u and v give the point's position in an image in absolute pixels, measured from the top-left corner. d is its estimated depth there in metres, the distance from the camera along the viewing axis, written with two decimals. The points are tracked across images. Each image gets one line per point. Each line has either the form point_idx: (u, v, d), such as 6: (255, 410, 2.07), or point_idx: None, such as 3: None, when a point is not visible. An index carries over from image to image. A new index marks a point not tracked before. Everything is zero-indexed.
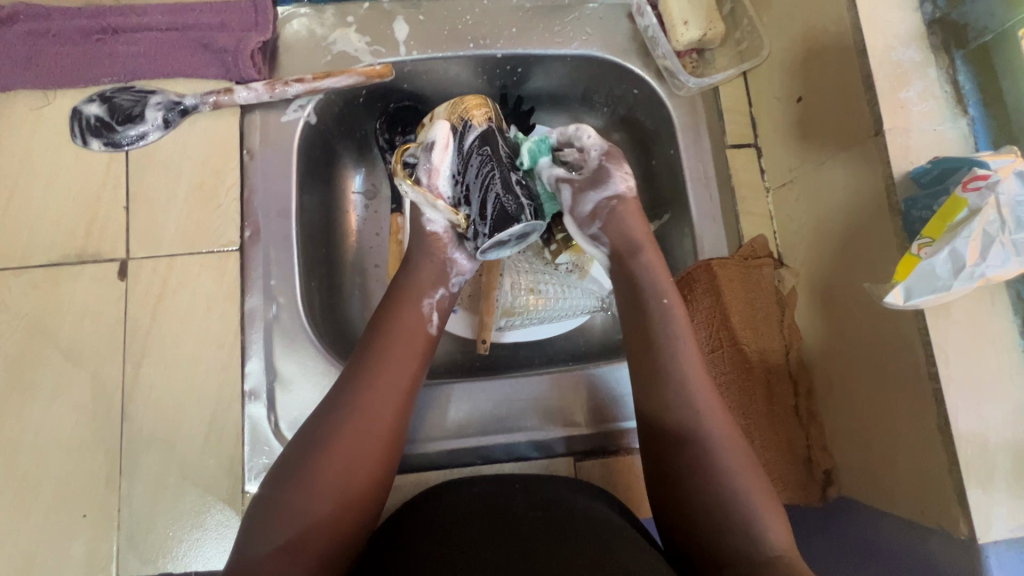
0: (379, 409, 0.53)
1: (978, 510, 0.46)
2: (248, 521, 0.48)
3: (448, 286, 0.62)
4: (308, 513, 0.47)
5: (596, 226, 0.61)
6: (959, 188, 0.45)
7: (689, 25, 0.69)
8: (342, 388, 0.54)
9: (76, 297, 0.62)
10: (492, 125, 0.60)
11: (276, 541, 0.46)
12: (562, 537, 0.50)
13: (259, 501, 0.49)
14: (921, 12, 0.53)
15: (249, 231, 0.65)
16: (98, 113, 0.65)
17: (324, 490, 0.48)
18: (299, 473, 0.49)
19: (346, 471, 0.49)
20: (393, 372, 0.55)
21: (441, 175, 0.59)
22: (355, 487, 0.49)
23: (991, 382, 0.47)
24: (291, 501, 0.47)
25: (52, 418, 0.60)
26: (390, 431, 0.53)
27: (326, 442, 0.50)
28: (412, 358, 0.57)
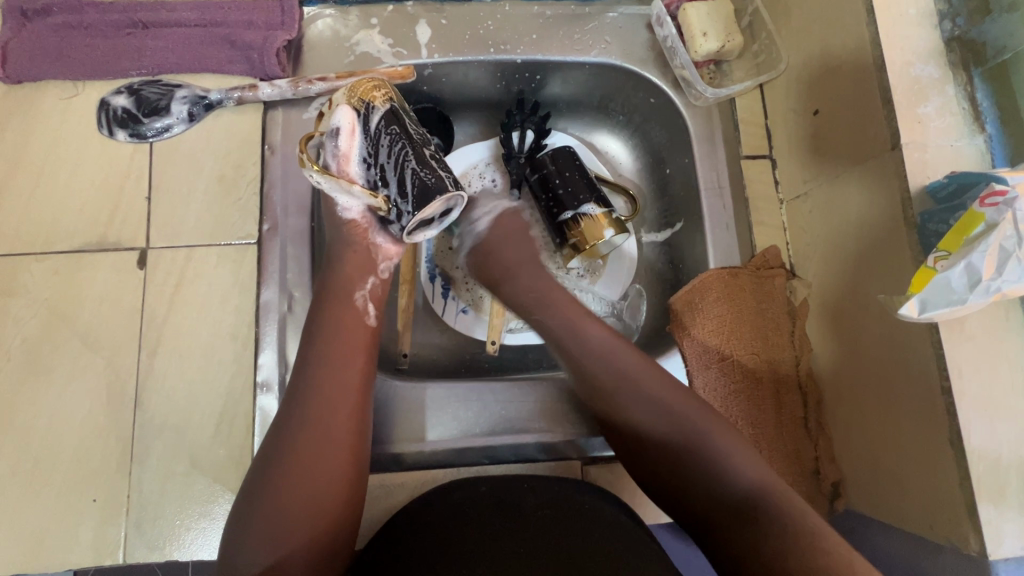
0: (334, 406, 0.52)
1: (989, 527, 0.45)
2: (231, 535, 0.49)
3: (377, 272, 0.60)
4: (287, 519, 0.48)
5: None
6: (977, 203, 0.45)
7: (708, 36, 0.70)
8: (300, 387, 0.53)
9: (95, 284, 0.63)
10: (397, 105, 0.54)
11: (264, 560, 0.47)
12: (554, 535, 0.51)
13: (239, 514, 0.49)
14: (940, 29, 0.53)
15: (267, 225, 0.65)
16: (125, 105, 0.67)
17: (297, 495, 0.49)
18: (265, 491, 0.49)
19: (317, 475, 0.49)
20: (343, 366, 0.54)
21: (351, 162, 0.54)
22: (330, 486, 0.50)
23: (1006, 399, 0.47)
24: (269, 510, 0.48)
25: (67, 402, 0.60)
26: (347, 433, 0.52)
27: (294, 445, 0.50)
28: (360, 351, 0.56)
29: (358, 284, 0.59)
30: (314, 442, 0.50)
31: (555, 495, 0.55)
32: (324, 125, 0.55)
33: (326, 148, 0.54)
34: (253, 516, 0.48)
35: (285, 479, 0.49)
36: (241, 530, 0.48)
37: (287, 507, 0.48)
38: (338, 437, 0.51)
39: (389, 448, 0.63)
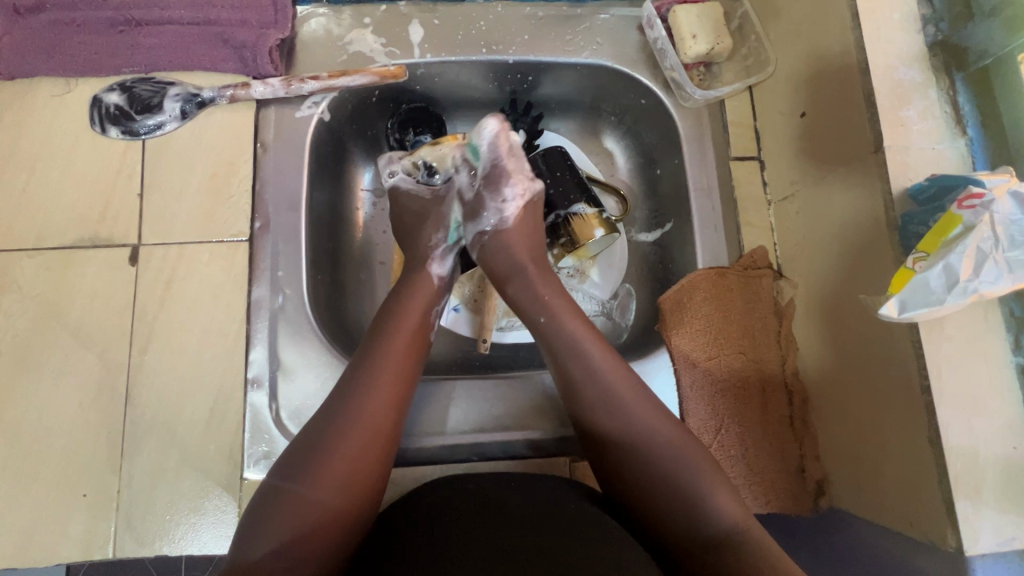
0: (379, 410, 0.53)
1: (965, 523, 0.46)
2: (249, 521, 0.48)
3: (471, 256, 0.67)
4: (311, 514, 0.47)
5: (488, 220, 0.65)
6: (955, 205, 0.46)
7: (697, 39, 0.71)
8: (344, 387, 0.54)
9: (87, 280, 0.63)
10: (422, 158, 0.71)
11: (271, 547, 0.46)
12: (549, 531, 0.51)
13: (260, 502, 0.48)
14: (923, 34, 0.54)
15: (259, 222, 0.66)
16: (118, 102, 0.67)
17: (326, 488, 0.48)
18: (302, 470, 0.49)
19: (352, 470, 0.50)
20: (392, 375, 0.55)
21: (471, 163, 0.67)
22: (361, 482, 0.50)
23: (983, 398, 0.48)
24: (294, 501, 0.48)
25: (59, 397, 0.61)
26: (386, 428, 0.53)
27: (331, 441, 0.50)
28: (406, 354, 0.58)
29: (430, 302, 0.62)
30: (355, 442, 0.51)
31: (543, 494, 0.55)
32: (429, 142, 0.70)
33: (439, 151, 0.69)
34: (273, 506, 0.48)
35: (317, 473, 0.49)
36: (261, 518, 0.47)
37: (316, 499, 0.48)
38: (375, 441, 0.52)
39: None
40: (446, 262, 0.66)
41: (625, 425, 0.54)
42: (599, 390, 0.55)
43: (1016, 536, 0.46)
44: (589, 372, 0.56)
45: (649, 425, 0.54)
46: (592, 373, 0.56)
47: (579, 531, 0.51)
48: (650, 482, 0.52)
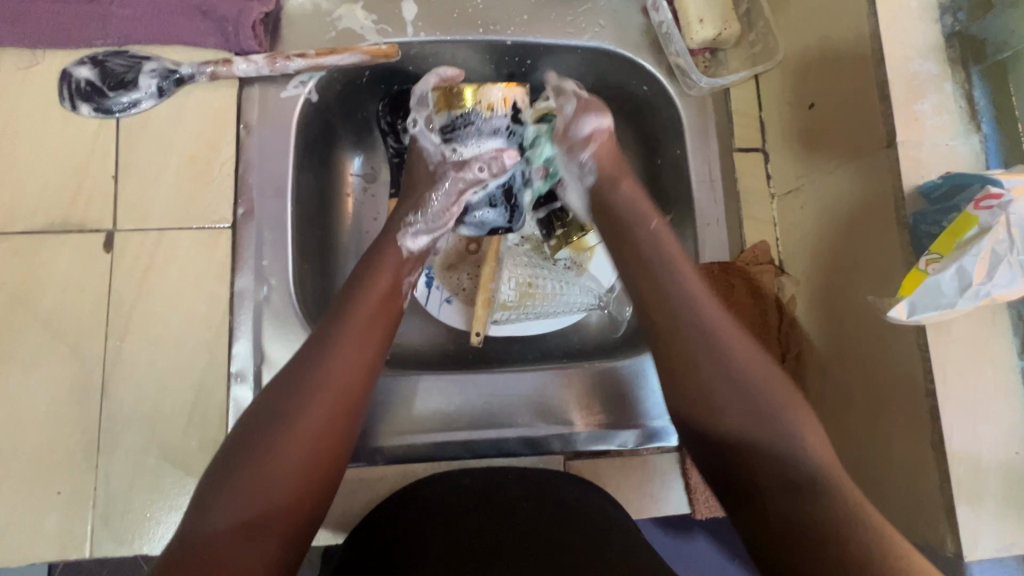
0: (334, 387, 0.49)
1: (966, 529, 0.46)
2: (197, 503, 0.44)
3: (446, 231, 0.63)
4: (258, 492, 0.44)
5: (585, 151, 0.63)
6: (971, 205, 0.45)
7: (704, 23, 0.68)
8: (314, 348, 0.50)
9: (58, 267, 0.60)
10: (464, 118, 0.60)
11: (234, 517, 0.43)
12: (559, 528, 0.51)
13: (208, 485, 0.45)
14: (941, 23, 0.52)
15: (242, 208, 0.63)
16: (89, 77, 0.63)
17: (275, 470, 0.45)
18: (266, 436, 0.46)
19: (304, 449, 0.46)
20: (354, 348, 0.51)
21: (507, 160, 0.62)
22: (314, 461, 0.46)
23: (989, 403, 0.47)
24: (241, 480, 0.44)
25: (29, 390, 0.58)
26: (357, 394, 0.50)
27: (288, 418, 0.47)
28: (382, 317, 0.54)
29: (403, 272, 0.58)
30: (308, 419, 0.47)
31: (540, 485, 0.54)
32: (484, 96, 0.60)
33: (493, 119, 0.60)
34: (233, 473, 0.44)
35: (269, 450, 0.45)
36: (207, 500, 0.44)
37: (265, 480, 0.44)
38: (332, 419, 0.48)
39: (374, 441, 0.62)
40: (421, 240, 0.61)
41: (717, 358, 0.51)
42: (699, 324, 0.53)
43: (1014, 542, 0.46)
44: (683, 305, 0.54)
45: (745, 361, 0.51)
46: (697, 315, 0.53)
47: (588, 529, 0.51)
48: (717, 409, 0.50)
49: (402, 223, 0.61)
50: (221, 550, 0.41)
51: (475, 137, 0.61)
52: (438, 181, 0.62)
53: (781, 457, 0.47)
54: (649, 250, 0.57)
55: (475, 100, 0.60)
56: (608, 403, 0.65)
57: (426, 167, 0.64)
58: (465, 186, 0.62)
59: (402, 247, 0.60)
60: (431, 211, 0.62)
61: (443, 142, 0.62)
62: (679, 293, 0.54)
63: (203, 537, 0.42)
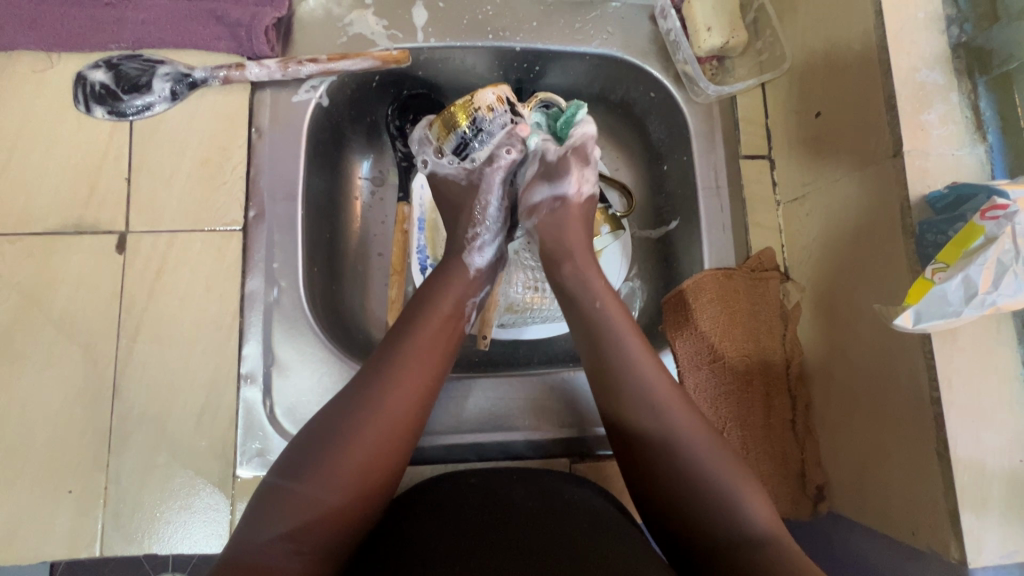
0: (398, 410, 0.49)
1: (970, 536, 0.46)
2: (253, 507, 0.45)
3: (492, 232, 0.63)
4: (315, 505, 0.44)
5: (529, 222, 0.64)
6: (978, 215, 0.45)
7: (711, 31, 0.69)
8: (376, 369, 0.51)
9: (71, 268, 0.61)
10: (472, 125, 0.62)
11: (282, 527, 0.43)
12: (557, 525, 0.50)
13: (266, 491, 0.45)
14: (947, 34, 0.53)
15: (253, 211, 0.63)
16: (103, 80, 0.64)
17: (334, 486, 0.45)
18: (323, 451, 0.46)
19: (366, 467, 0.47)
20: (419, 371, 0.51)
21: (524, 133, 0.64)
22: (373, 480, 0.47)
23: (993, 411, 0.47)
24: (302, 492, 0.44)
25: (42, 389, 0.58)
26: (413, 418, 0.50)
27: (346, 435, 0.47)
28: (442, 341, 0.54)
29: (467, 293, 0.59)
30: (368, 437, 0.47)
31: (540, 487, 0.55)
32: (479, 100, 0.61)
33: (496, 118, 0.62)
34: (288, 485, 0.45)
35: (327, 462, 0.46)
36: (262, 508, 0.44)
37: (317, 493, 0.45)
38: (388, 441, 0.48)
39: None
40: (487, 251, 0.62)
41: (663, 422, 0.51)
42: (639, 380, 0.53)
43: (1018, 548, 0.46)
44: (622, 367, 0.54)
45: (688, 422, 0.51)
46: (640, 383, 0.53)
47: (587, 529, 0.50)
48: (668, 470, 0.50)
49: (464, 240, 0.62)
50: (269, 558, 0.42)
51: (487, 138, 0.63)
52: (482, 187, 0.64)
53: (728, 515, 0.47)
54: (589, 316, 0.56)
55: (472, 108, 0.61)
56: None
57: (460, 184, 0.64)
58: (507, 173, 0.65)
59: (471, 265, 0.60)
60: (488, 217, 0.64)
61: (461, 156, 0.64)
62: (621, 357, 0.54)
63: (250, 544, 0.42)
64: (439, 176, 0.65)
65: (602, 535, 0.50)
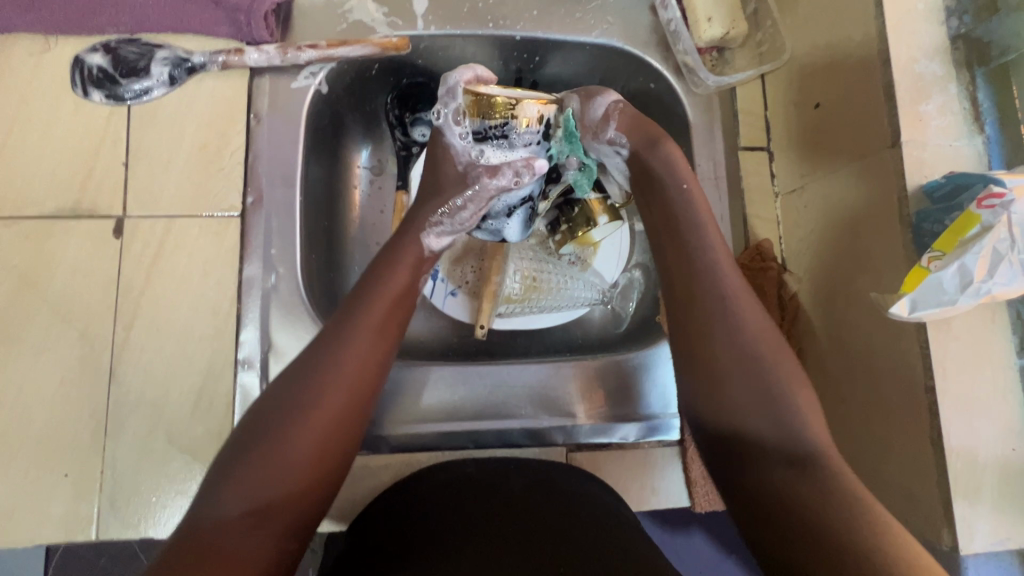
0: (349, 383, 0.49)
1: (962, 523, 0.46)
2: (207, 487, 0.45)
3: (449, 221, 0.59)
4: (271, 486, 0.44)
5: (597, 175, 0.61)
6: (975, 204, 0.46)
7: (712, 22, 0.68)
8: (325, 341, 0.50)
9: (68, 252, 0.60)
10: (493, 127, 0.58)
11: (240, 507, 0.43)
12: (558, 513, 0.52)
13: (219, 468, 0.45)
14: (946, 26, 0.53)
15: (251, 197, 0.63)
16: (101, 64, 0.63)
17: (290, 466, 0.45)
18: (273, 428, 0.46)
19: (318, 442, 0.46)
20: (371, 342, 0.51)
21: (540, 168, 0.58)
22: (328, 455, 0.47)
23: (985, 400, 0.48)
24: (255, 470, 0.44)
25: (38, 374, 0.58)
26: (363, 391, 0.49)
27: (299, 409, 0.46)
28: (391, 315, 0.53)
29: (423, 265, 0.59)
30: (321, 412, 0.47)
31: (540, 474, 0.56)
32: (522, 111, 0.57)
33: (524, 135, 0.58)
34: (241, 464, 0.44)
35: (281, 438, 0.45)
36: (218, 486, 0.44)
37: (274, 471, 0.44)
38: (340, 413, 0.48)
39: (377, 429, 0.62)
40: (444, 239, 0.60)
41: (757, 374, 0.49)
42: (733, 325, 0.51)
43: (1008, 536, 0.47)
44: (742, 359, 0.50)
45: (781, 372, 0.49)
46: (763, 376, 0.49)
47: (588, 516, 0.51)
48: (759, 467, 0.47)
49: (426, 220, 0.59)
50: (231, 536, 0.42)
51: (509, 146, 0.59)
52: (467, 185, 0.59)
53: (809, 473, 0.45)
54: (715, 283, 0.52)
55: (510, 110, 0.57)
56: (634, 407, 0.65)
57: (455, 168, 0.59)
58: (493, 195, 0.59)
59: (424, 248, 0.59)
60: (456, 213, 0.59)
61: (475, 143, 0.59)
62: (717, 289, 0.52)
63: (207, 527, 0.42)
64: (443, 141, 0.60)
65: (604, 524, 0.51)
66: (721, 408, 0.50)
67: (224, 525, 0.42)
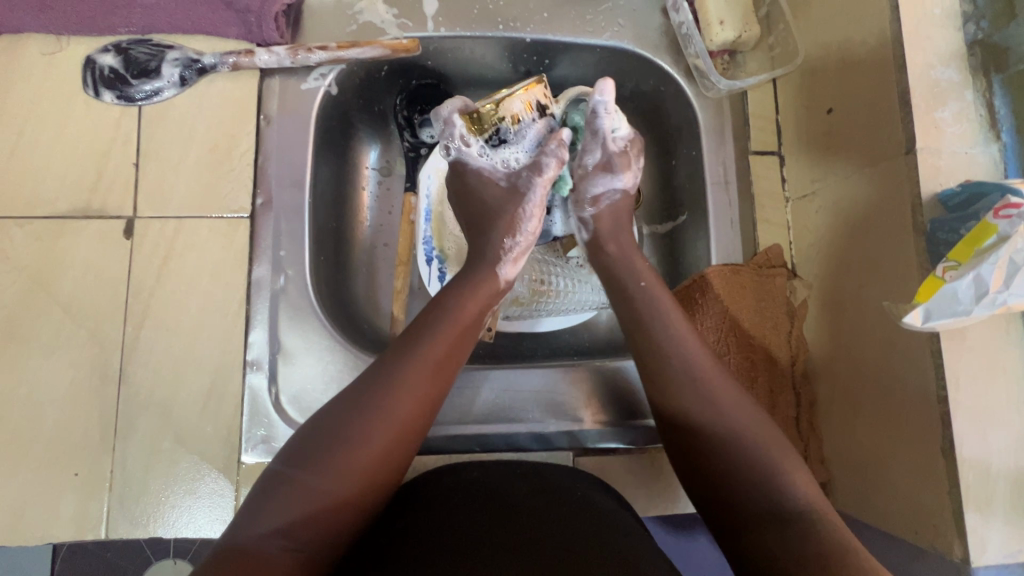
0: (405, 413, 0.48)
1: (973, 534, 0.46)
2: (250, 500, 0.45)
3: (524, 233, 0.61)
4: (315, 504, 0.44)
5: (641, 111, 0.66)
6: (991, 214, 0.45)
7: (724, 25, 0.68)
8: (389, 368, 0.50)
9: (79, 252, 0.61)
10: (496, 134, 0.61)
11: (278, 522, 0.43)
12: (560, 522, 0.50)
13: (266, 481, 0.45)
14: (963, 31, 0.52)
15: (261, 199, 0.63)
16: (112, 65, 0.64)
17: (336, 487, 0.45)
18: (326, 449, 0.46)
19: (368, 470, 0.46)
20: (434, 379, 0.50)
21: (565, 134, 0.61)
22: (372, 485, 0.46)
23: (1000, 410, 0.47)
24: (302, 487, 0.44)
25: (49, 373, 0.59)
26: (418, 424, 0.49)
27: (353, 432, 0.46)
28: (454, 348, 0.53)
29: (492, 301, 0.58)
30: (374, 439, 0.46)
31: (545, 483, 0.55)
32: (506, 109, 0.59)
33: (524, 128, 0.61)
34: (289, 480, 0.45)
35: (332, 460, 0.45)
36: (264, 496, 0.44)
37: (319, 491, 0.44)
38: (392, 443, 0.47)
39: None
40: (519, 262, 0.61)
41: (675, 366, 0.52)
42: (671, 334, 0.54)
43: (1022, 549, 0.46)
44: (694, 387, 0.51)
45: (703, 366, 0.52)
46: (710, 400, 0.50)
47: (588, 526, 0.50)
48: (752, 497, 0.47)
49: (499, 250, 0.59)
50: (267, 550, 0.42)
51: (519, 142, 0.62)
52: (527, 196, 0.61)
53: (767, 489, 0.46)
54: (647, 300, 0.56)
55: (498, 117, 0.59)
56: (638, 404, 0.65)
57: (500, 186, 0.62)
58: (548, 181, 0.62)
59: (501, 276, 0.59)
60: (524, 221, 0.61)
61: (494, 153, 0.62)
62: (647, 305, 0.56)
63: (246, 540, 0.42)
64: (469, 169, 0.62)
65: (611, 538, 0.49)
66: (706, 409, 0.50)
67: (260, 536, 0.43)
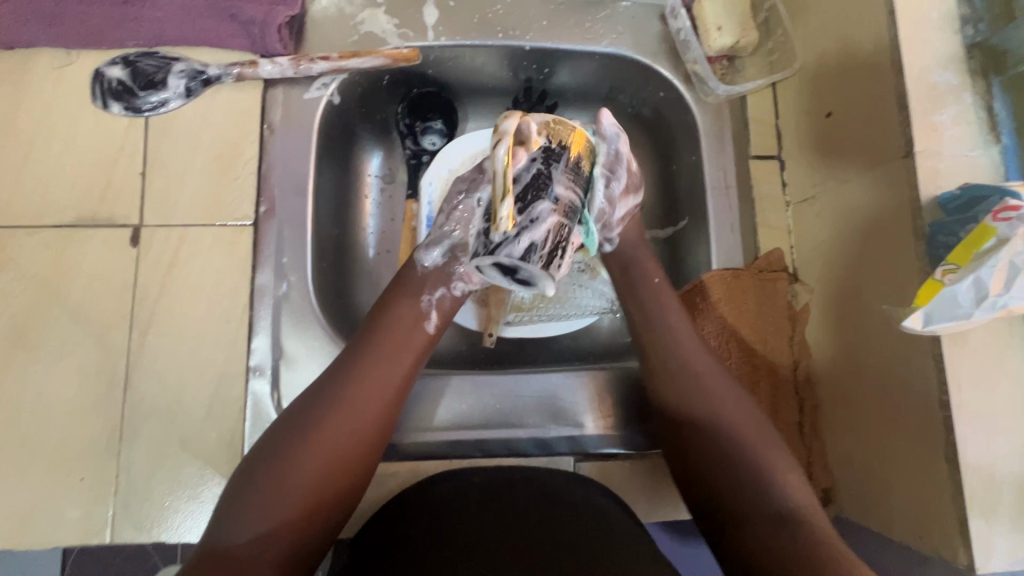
0: (358, 413, 0.50)
1: (978, 541, 0.46)
2: (224, 508, 0.47)
3: (449, 287, 0.58)
4: (281, 510, 0.46)
5: (615, 232, 0.62)
6: (990, 217, 0.45)
7: (722, 30, 0.68)
8: (341, 372, 0.51)
9: (87, 261, 0.62)
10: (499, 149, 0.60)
11: (251, 531, 0.45)
12: (564, 531, 0.51)
13: (236, 491, 0.47)
14: (961, 34, 0.52)
15: (264, 206, 0.64)
16: (120, 77, 0.65)
17: (298, 491, 0.47)
18: (285, 455, 0.47)
19: (329, 469, 0.48)
20: (385, 375, 0.52)
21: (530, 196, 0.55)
22: (334, 485, 0.48)
23: (1003, 417, 0.46)
24: (266, 497, 0.46)
25: (56, 381, 0.60)
26: (372, 423, 0.50)
27: (308, 439, 0.48)
28: (402, 348, 0.54)
29: (424, 292, 0.57)
30: (328, 442, 0.48)
31: (546, 487, 0.55)
32: None
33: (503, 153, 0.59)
34: (254, 490, 0.46)
35: (292, 467, 0.47)
36: (234, 509, 0.46)
37: (282, 497, 0.46)
38: (347, 444, 0.49)
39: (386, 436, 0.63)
40: (434, 252, 0.58)
41: (654, 335, 0.58)
42: (666, 328, 0.58)
43: None
44: (689, 378, 0.55)
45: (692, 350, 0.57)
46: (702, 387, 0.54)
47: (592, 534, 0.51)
48: (739, 480, 0.50)
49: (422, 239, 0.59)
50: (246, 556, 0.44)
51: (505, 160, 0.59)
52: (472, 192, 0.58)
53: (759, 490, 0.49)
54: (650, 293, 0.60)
55: None
56: (604, 410, 0.65)
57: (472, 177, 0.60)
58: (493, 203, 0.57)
59: (416, 262, 0.58)
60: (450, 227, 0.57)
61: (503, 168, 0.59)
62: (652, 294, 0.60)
63: (224, 551, 0.44)
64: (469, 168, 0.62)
65: (606, 545, 0.50)
66: (708, 411, 0.53)
67: (237, 545, 0.44)
